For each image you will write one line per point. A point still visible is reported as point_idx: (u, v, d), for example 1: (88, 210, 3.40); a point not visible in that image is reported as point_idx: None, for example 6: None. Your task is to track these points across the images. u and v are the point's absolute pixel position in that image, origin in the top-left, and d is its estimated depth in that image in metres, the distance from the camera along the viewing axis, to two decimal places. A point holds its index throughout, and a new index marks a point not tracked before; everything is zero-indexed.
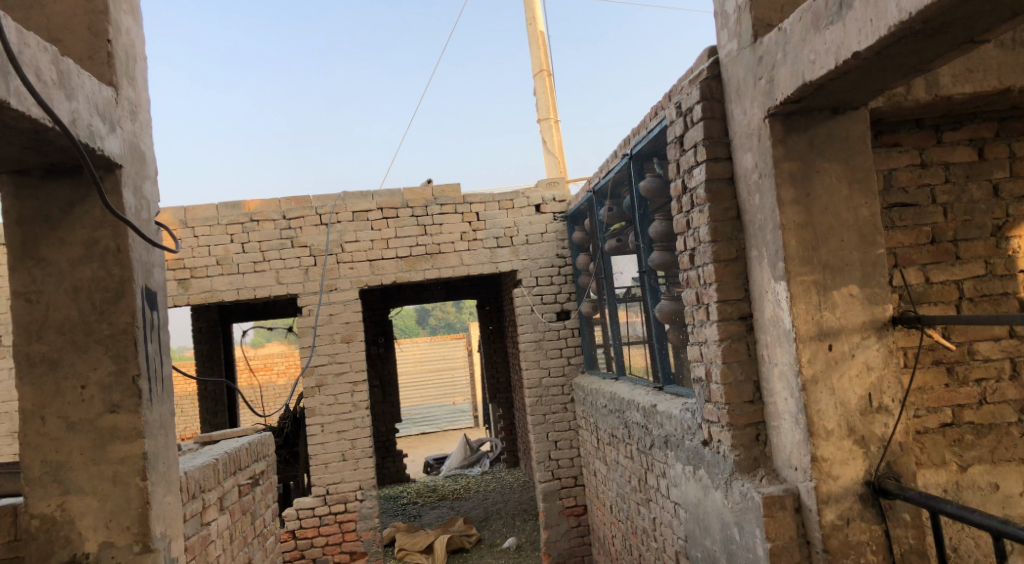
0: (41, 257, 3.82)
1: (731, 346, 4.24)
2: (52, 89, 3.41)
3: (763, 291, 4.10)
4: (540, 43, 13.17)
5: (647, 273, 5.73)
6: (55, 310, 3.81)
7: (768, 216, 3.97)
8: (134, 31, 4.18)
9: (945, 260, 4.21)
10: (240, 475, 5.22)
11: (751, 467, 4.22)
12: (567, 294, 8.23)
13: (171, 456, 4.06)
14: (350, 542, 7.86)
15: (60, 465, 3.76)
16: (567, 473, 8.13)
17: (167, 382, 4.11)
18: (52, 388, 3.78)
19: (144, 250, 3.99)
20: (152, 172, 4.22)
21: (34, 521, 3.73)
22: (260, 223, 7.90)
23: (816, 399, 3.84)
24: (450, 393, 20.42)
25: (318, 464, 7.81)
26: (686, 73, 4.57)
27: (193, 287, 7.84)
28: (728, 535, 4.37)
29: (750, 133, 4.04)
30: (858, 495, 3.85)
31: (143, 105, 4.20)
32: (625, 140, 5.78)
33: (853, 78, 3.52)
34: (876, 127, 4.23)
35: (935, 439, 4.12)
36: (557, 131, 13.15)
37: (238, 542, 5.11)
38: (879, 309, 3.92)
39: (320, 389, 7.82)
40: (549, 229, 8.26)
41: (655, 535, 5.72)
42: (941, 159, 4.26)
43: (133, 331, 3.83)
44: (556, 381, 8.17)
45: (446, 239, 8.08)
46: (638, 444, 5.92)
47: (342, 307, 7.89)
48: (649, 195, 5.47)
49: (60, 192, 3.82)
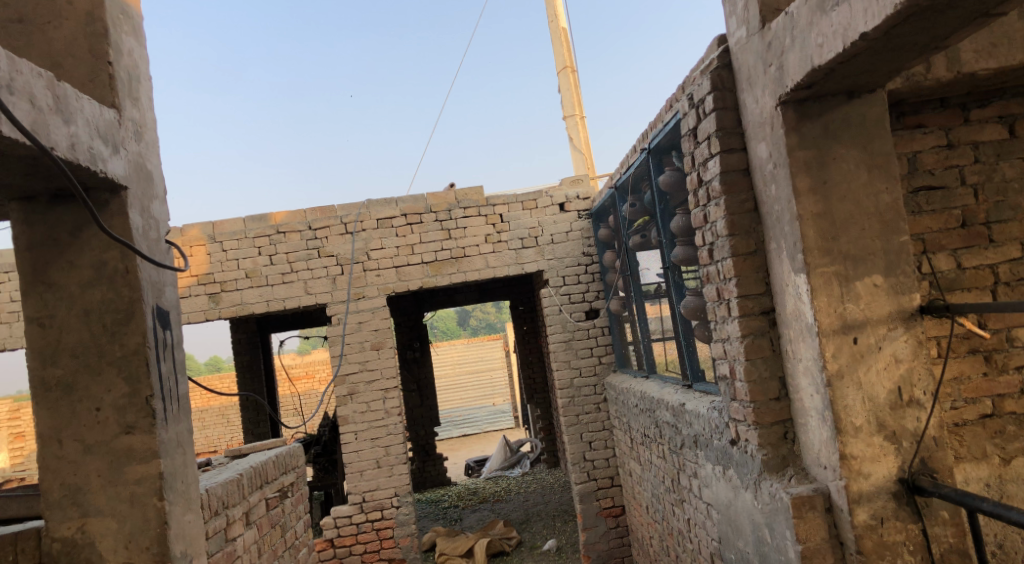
0: (52, 281, 3.77)
1: (754, 342, 4.11)
2: (48, 114, 3.38)
3: (784, 284, 3.97)
4: (562, 40, 13.05)
5: (671, 269, 5.62)
6: (67, 334, 3.76)
7: (785, 207, 3.84)
8: (137, 52, 4.13)
9: (978, 244, 4.03)
10: (268, 488, 5.16)
11: (780, 466, 4.08)
12: (595, 292, 8.12)
13: (190, 473, 4.00)
14: (388, 549, 7.80)
15: (78, 487, 3.71)
16: (604, 473, 7.99)
17: (183, 400, 4.06)
18: (68, 412, 3.74)
19: (154, 270, 3.93)
20: (161, 192, 4.17)
21: (56, 544, 3.69)
22: (287, 235, 7.87)
23: (842, 394, 3.71)
24: (490, 395, 20.20)
25: (354, 472, 7.77)
26: (697, 63, 4.43)
27: (224, 301, 7.82)
28: (760, 536, 4.23)
29: (763, 122, 3.91)
30: (892, 493, 3.70)
31: (148, 125, 4.15)
32: (643, 134, 5.65)
33: (864, 60, 3.38)
34: (898, 109, 4.07)
35: (975, 430, 3.96)
36: (583, 127, 13.02)
37: (269, 555, 5.07)
38: (906, 299, 3.76)
39: (352, 397, 7.78)
40: (574, 227, 8.14)
41: (691, 536, 5.59)
42: (969, 139, 4.09)
43: (145, 351, 3.77)
44: (588, 381, 8.06)
45: (471, 242, 7.99)
46: (670, 444, 5.79)
47: (371, 315, 7.84)
48: (669, 189, 5.33)
49: (68, 216, 3.77)
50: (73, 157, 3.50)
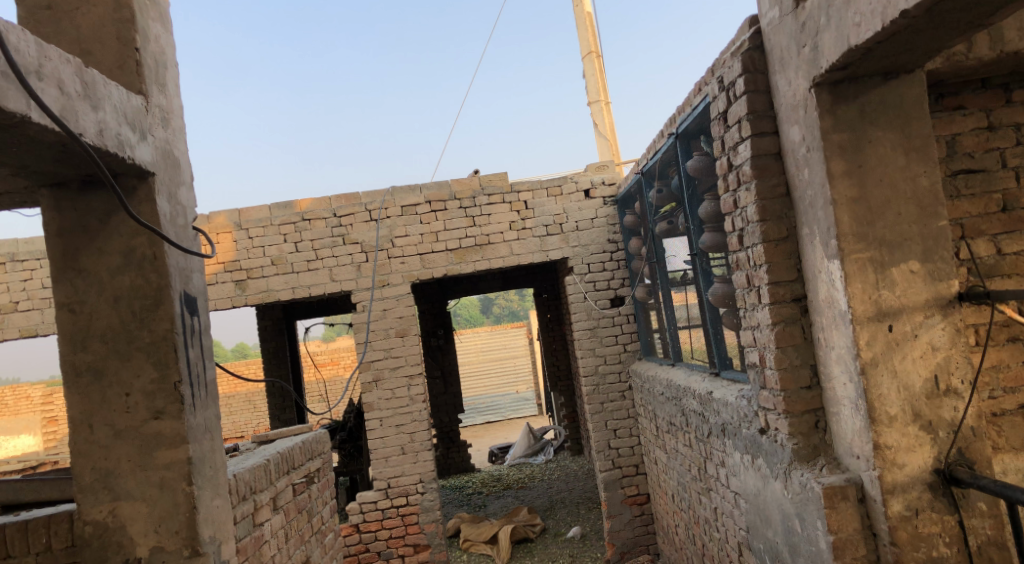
0: (81, 267, 3.76)
1: (785, 329, 4.04)
2: (76, 100, 3.36)
3: (816, 271, 3.89)
4: (588, 25, 12.94)
5: (699, 255, 5.55)
6: (97, 320, 3.75)
7: (818, 191, 3.77)
8: (164, 38, 4.10)
9: (1018, 229, 3.94)
10: (295, 473, 5.15)
11: (811, 456, 4.01)
12: (621, 279, 8.05)
13: (218, 459, 3.98)
14: (413, 535, 7.80)
15: (109, 472, 3.71)
16: (629, 461, 7.95)
17: (211, 386, 4.04)
18: (99, 397, 3.73)
19: (182, 256, 3.91)
20: (188, 178, 4.15)
21: (87, 527, 3.68)
22: (312, 222, 7.87)
23: (876, 383, 3.64)
24: (513, 382, 20.09)
25: (378, 458, 7.77)
26: (728, 45, 4.35)
27: (250, 288, 7.83)
28: (790, 526, 4.16)
29: (796, 105, 3.83)
30: (927, 483, 3.63)
31: (175, 111, 4.11)
32: (671, 119, 5.57)
33: (903, 39, 3.30)
34: (937, 90, 3.97)
35: (1014, 420, 3.87)
36: (608, 113, 12.91)
37: (296, 541, 5.06)
38: (944, 286, 3.68)
39: (377, 384, 7.77)
40: (599, 213, 8.07)
41: (718, 525, 5.54)
42: (1011, 121, 3.99)
43: (173, 337, 3.75)
44: (613, 368, 8.00)
45: (495, 229, 7.95)
46: (697, 432, 5.73)
47: (396, 302, 7.82)
48: (696, 174, 5.26)
49: (96, 203, 3.76)
50: (100, 143, 3.47)
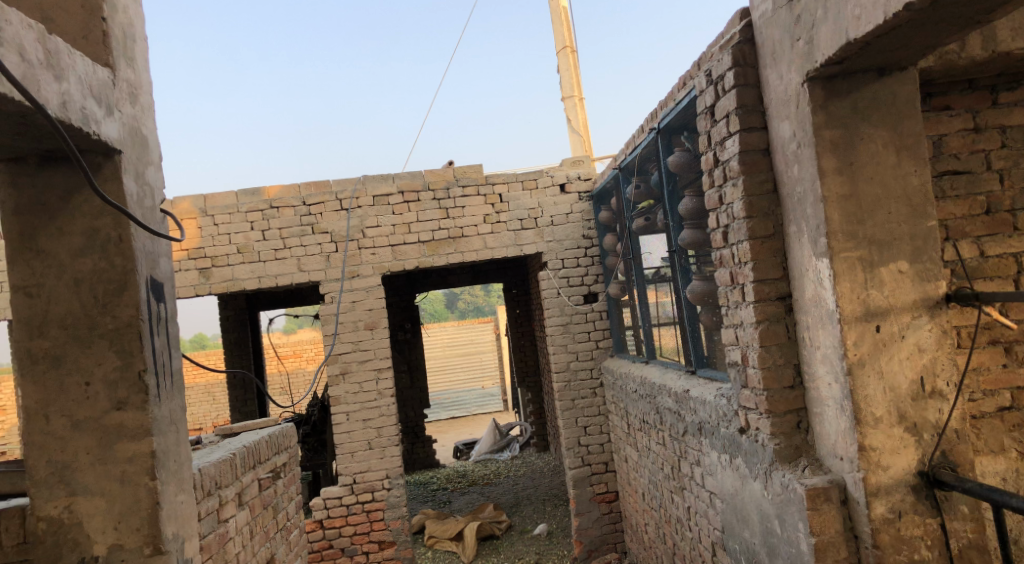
0: (40, 249, 3.60)
1: (769, 328, 3.99)
2: (37, 69, 3.20)
3: (804, 270, 3.84)
4: (562, 19, 12.85)
5: (677, 253, 5.51)
6: (56, 304, 3.60)
7: (808, 188, 3.71)
8: (133, 9, 3.94)
9: (1001, 231, 3.91)
10: (261, 468, 5.01)
11: (793, 456, 3.97)
12: (594, 275, 7.98)
13: (184, 453, 3.84)
14: (378, 531, 7.68)
15: (66, 465, 3.55)
16: (598, 458, 7.88)
17: (177, 376, 3.90)
18: (56, 386, 3.58)
19: (149, 240, 3.77)
20: (156, 158, 4.00)
21: (41, 523, 3.54)
22: (280, 210, 7.70)
23: (863, 383, 3.60)
24: (479, 377, 19.98)
25: (345, 453, 7.64)
26: (716, 38, 4.29)
27: (215, 276, 7.67)
28: (768, 527, 4.12)
29: (788, 99, 3.77)
30: (911, 485, 3.60)
31: (144, 88, 3.96)
32: (652, 113, 5.49)
33: (900, 35, 3.25)
34: (926, 89, 3.93)
35: (993, 423, 3.85)
36: (581, 108, 12.84)
37: (260, 538, 4.92)
38: (931, 287, 3.65)
39: (344, 377, 7.63)
40: (575, 209, 7.99)
41: (691, 525, 5.48)
42: (997, 123, 3.96)
43: (139, 324, 3.61)
44: (585, 365, 7.93)
45: (469, 222, 7.83)
46: (671, 430, 5.68)
47: (365, 294, 7.69)
48: (678, 170, 5.18)
49: (57, 180, 3.60)
50: (63, 116, 3.32)
